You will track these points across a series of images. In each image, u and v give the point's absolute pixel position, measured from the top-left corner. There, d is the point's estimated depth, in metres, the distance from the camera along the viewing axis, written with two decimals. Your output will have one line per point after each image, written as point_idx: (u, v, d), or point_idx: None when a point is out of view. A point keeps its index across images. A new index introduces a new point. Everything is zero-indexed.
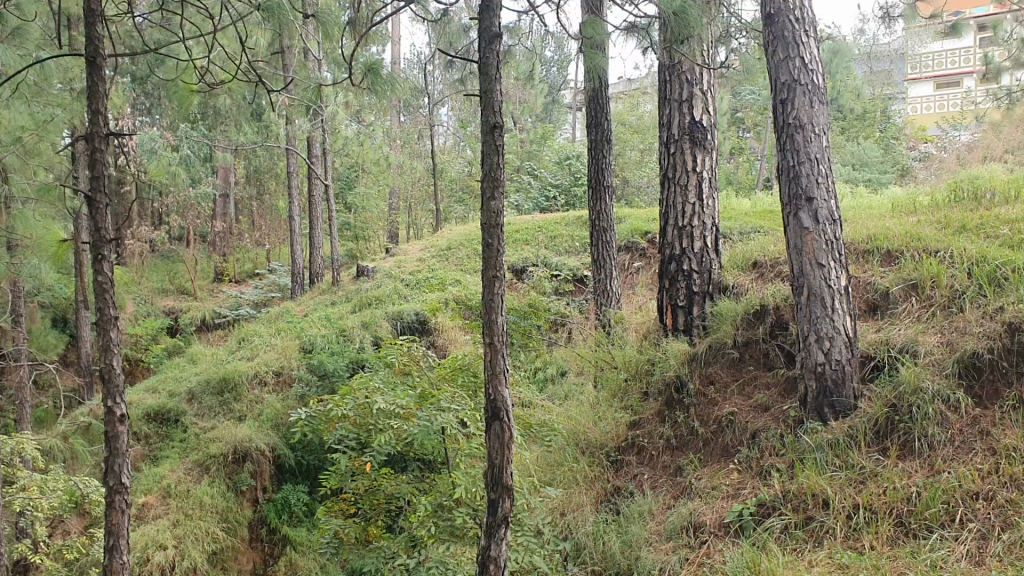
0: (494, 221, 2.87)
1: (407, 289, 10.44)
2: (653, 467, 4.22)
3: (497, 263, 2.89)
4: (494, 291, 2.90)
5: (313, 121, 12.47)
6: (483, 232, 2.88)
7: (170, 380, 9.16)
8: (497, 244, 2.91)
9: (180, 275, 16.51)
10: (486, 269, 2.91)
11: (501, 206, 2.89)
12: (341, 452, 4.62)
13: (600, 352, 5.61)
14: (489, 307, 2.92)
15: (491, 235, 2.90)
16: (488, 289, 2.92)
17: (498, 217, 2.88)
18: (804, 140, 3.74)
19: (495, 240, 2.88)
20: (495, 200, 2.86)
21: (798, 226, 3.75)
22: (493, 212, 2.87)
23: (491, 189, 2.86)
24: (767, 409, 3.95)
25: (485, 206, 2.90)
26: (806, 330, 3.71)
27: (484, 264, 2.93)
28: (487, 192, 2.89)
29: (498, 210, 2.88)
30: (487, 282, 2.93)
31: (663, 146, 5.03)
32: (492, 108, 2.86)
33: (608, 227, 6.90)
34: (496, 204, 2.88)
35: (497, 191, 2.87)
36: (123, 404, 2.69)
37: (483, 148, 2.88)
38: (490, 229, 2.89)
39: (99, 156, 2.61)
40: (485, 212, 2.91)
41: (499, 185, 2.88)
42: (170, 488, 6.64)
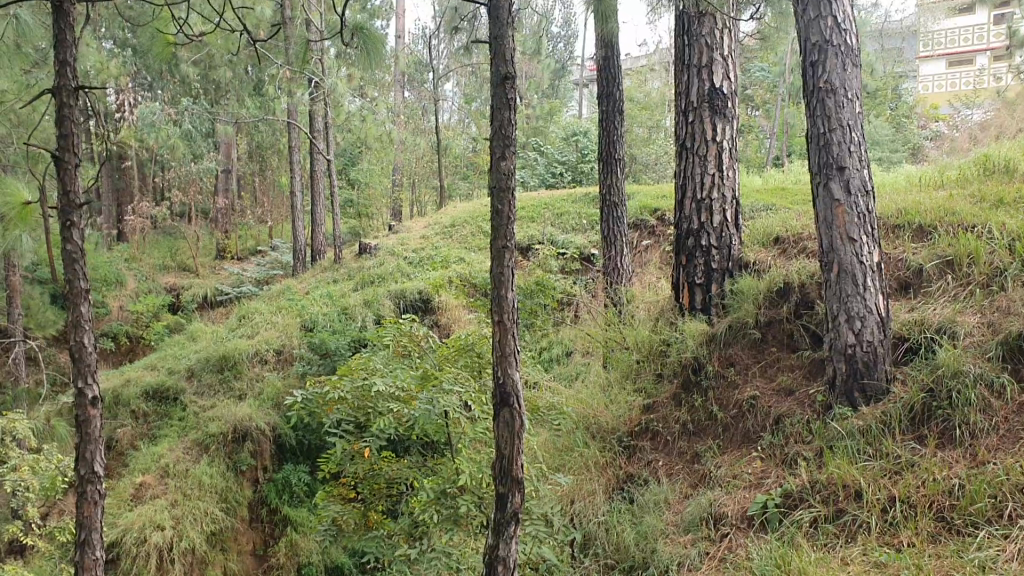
0: (505, 186, 2.64)
1: (410, 267, 10.22)
2: (668, 454, 3.99)
3: (508, 231, 2.64)
4: (504, 262, 2.66)
5: (314, 94, 12.25)
6: (492, 196, 2.65)
7: (169, 358, 8.96)
8: (507, 211, 2.67)
9: (181, 251, 16.29)
10: (495, 238, 2.67)
11: (513, 168, 2.64)
12: (338, 435, 4.39)
13: (611, 331, 5.38)
14: (496, 278, 2.68)
15: (501, 201, 2.67)
16: (496, 261, 2.68)
17: (509, 180, 2.64)
18: (836, 105, 3.47)
19: (506, 206, 2.64)
20: (505, 162, 2.63)
21: (828, 198, 3.50)
22: (503, 176, 2.62)
23: (501, 150, 2.62)
24: (791, 393, 3.72)
25: (494, 167, 2.66)
26: (836, 309, 3.47)
27: (493, 233, 2.69)
28: (497, 151, 2.65)
29: (508, 171, 2.64)
30: (496, 252, 2.69)
31: (681, 115, 4.77)
32: (504, 57, 2.61)
33: (619, 202, 6.63)
34: (507, 164, 2.63)
35: (508, 152, 2.63)
36: (95, 387, 2.49)
37: (493, 103, 2.64)
38: (500, 195, 2.65)
39: (67, 112, 2.39)
40: (495, 174, 2.67)
41: (510, 145, 2.64)
42: (169, 467, 6.45)
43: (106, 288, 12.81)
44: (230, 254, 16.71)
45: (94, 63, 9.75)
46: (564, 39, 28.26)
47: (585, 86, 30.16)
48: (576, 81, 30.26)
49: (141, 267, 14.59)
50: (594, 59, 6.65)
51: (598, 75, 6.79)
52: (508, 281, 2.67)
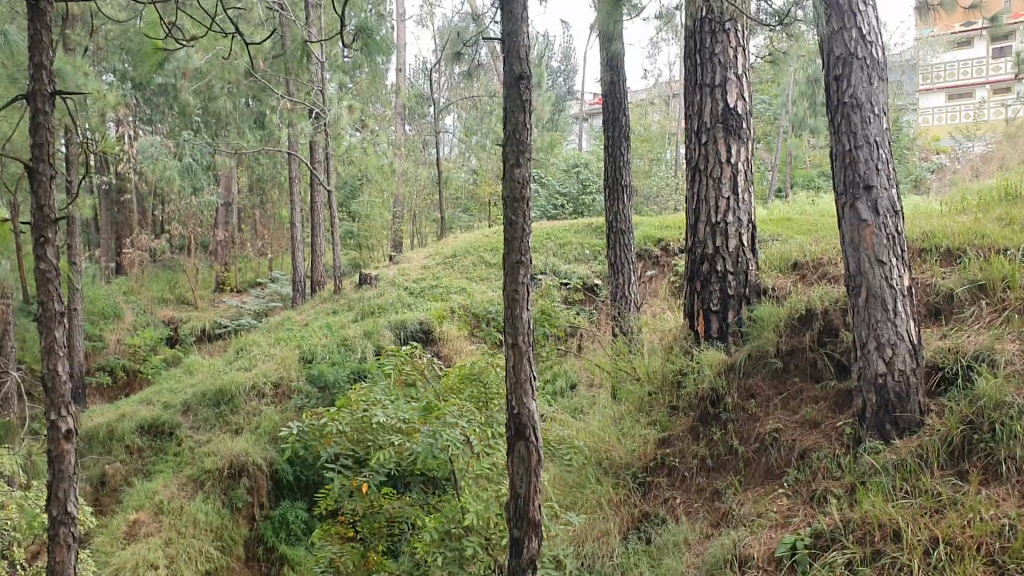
0: (521, 197, 2.61)
1: (411, 298, 10.04)
2: (686, 490, 3.77)
3: (522, 245, 2.60)
4: (518, 277, 2.61)
5: (315, 125, 12.19)
6: (506, 206, 2.61)
7: (165, 391, 8.76)
8: (521, 220, 2.63)
9: (180, 284, 16.12)
10: (510, 252, 2.62)
11: (527, 176, 2.62)
12: (336, 471, 4.17)
13: (620, 361, 5.18)
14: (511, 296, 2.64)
15: (515, 211, 2.62)
16: (511, 276, 2.63)
17: (524, 189, 2.62)
18: (861, 121, 3.30)
19: (520, 216, 2.60)
20: (518, 170, 2.60)
21: (854, 218, 3.31)
22: (517, 183, 2.59)
23: (514, 157, 2.59)
24: (816, 425, 3.51)
25: (507, 175, 2.63)
26: (864, 336, 3.27)
27: (507, 247, 2.64)
28: (511, 158, 2.61)
29: (523, 178, 2.61)
30: (509, 268, 2.64)
31: (694, 135, 4.59)
32: (517, 56, 2.59)
33: (627, 229, 6.46)
34: (521, 172, 2.61)
35: (521, 159, 2.60)
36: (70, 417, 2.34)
37: (506, 102, 2.61)
38: (516, 204, 2.62)
39: (42, 120, 2.26)
40: (509, 182, 2.64)
41: (523, 154, 2.61)
42: (163, 504, 6.23)
43: (103, 321, 12.63)
44: (230, 287, 16.53)
45: (94, 93, 9.66)
46: (563, 72, 28.35)
47: (585, 120, 30.18)
48: (575, 115, 30.27)
49: (139, 300, 14.42)
50: (600, 83, 6.54)
51: (604, 100, 6.67)
52: (523, 303, 2.63)
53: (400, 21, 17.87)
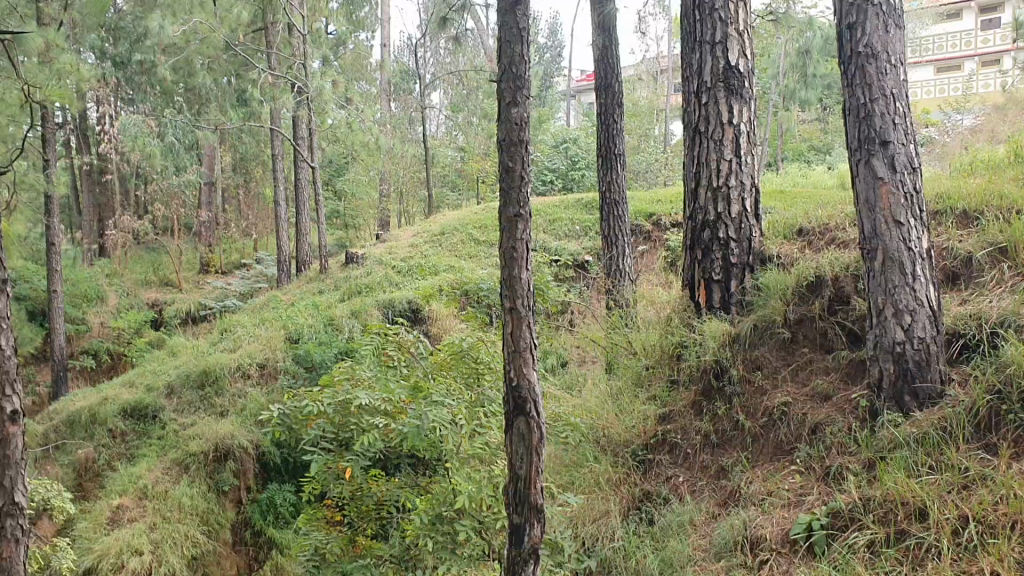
0: (520, 141, 2.58)
1: (399, 276, 9.81)
2: (689, 468, 3.58)
3: (521, 197, 2.58)
4: (515, 233, 2.58)
5: (298, 99, 11.92)
6: (503, 151, 2.58)
7: (148, 374, 8.53)
8: (519, 170, 2.60)
9: (164, 266, 15.83)
10: (507, 206, 2.59)
11: (524, 118, 2.59)
12: (318, 454, 3.95)
13: (615, 335, 4.97)
14: (510, 253, 2.60)
15: (513, 158, 2.60)
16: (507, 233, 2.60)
17: (523, 133, 2.59)
18: (877, 72, 3.08)
19: (518, 165, 2.58)
20: (516, 110, 2.56)
21: (869, 176, 3.10)
22: (515, 126, 2.56)
23: (511, 98, 2.55)
24: (828, 398, 3.32)
25: (504, 117, 2.59)
26: (880, 302, 3.06)
27: (503, 200, 2.60)
28: (508, 96, 2.57)
29: (520, 120, 2.58)
30: (507, 224, 2.61)
31: (693, 96, 4.36)
32: None
33: (620, 200, 6.24)
34: (518, 112, 2.57)
35: (519, 99, 2.57)
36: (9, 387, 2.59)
37: (502, 38, 2.58)
38: (513, 148, 2.59)
39: None
40: (506, 124, 2.61)
41: (520, 95, 2.57)
42: (147, 488, 6.03)
43: (86, 303, 12.38)
44: (215, 268, 16.26)
45: (68, 66, 9.40)
46: (550, 49, 28.04)
47: (574, 98, 29.86)
48: (563, 92, 29.93)
49: (122, 282, 14.14)
50: (595, 45, 6.33)
51: (595, 65, 6.42)
52: (520, 260, 2.59)
53: None
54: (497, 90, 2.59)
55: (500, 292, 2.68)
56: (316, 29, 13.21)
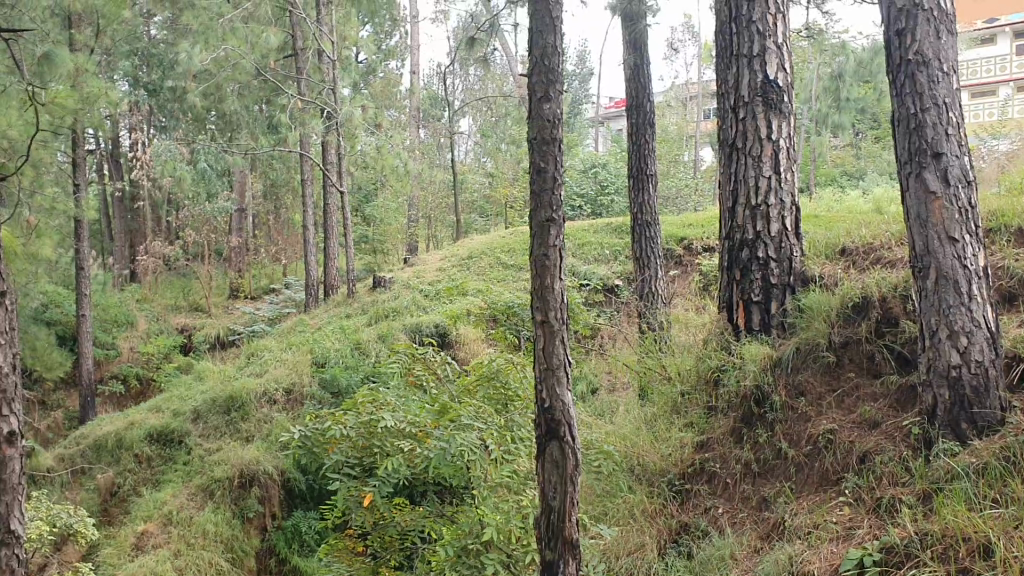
0: (553, 140, 2.77)
1: (426, 300, 9.71)
2: (729, 499, 3.40)
3: (553, 200, 2.76)
4: (548, 235, 2.75)
5: (327, 124, 11.92)
6: (537, 149, 2.77)
7: (175, 398, 8.47)
8: (551, 170, 2.78)
9: (194, 292, 15.86)
10: (540, 211, 2.77)
11: (557, 115, 2.77)
12: (340, 480, 3.79)
13: (648, 358, 4.81)
14: (543, 259, 2.76)
15: (545, 158, 2.78)
16: (540, 236, 2.77)
17: (557, 132, 2.77)
18: (928, 80, 2.91)
19: (550, 164, 2.76)
20: (548, 106, 2.76)
21: (920, 190, 2.93)
22: (548, 122, 2.75)
23: (544, 92, 2.75)
24: (877, 426, 3.14)
25: (538, 113, 2.79)
26: (933, 323, 2.88)
27: (537, 202, 2.77)
28: (541, 93, 2.77)
29: (553, 116, 2.76)
30: (540, 227, 2.78)
31: (730, 111, 4.23)
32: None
33: (653, 222, 6.06)
34: (551, 107, 2.76)
35: (551, 97, 2.76)
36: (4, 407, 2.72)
37: (537, 40, 2.79)
38: (545, 146, 2.77)
39: None
40: (540, 123, 2.80)
41: (552, 91, 2.77)
42: (171, 515, 5.94)
43: (116, 328, 12.39)
44: (244, 293, 16.26)
45: (97, 90, 9.46)
46: (578, 77, 28.05)
47: (603, 124, 29.81)
48: (592, 119, 29.84)
49: (152, 307, 14.16)
50: (626, 63, 6.22)
51: (627, 84, 6.30)
52: (553, 269, 2.76)
53: (414, 22, 17.60)
54: (533, 86, 2.80)
55: (534, 307, 2.82)
56: (345, 56, 13.24)
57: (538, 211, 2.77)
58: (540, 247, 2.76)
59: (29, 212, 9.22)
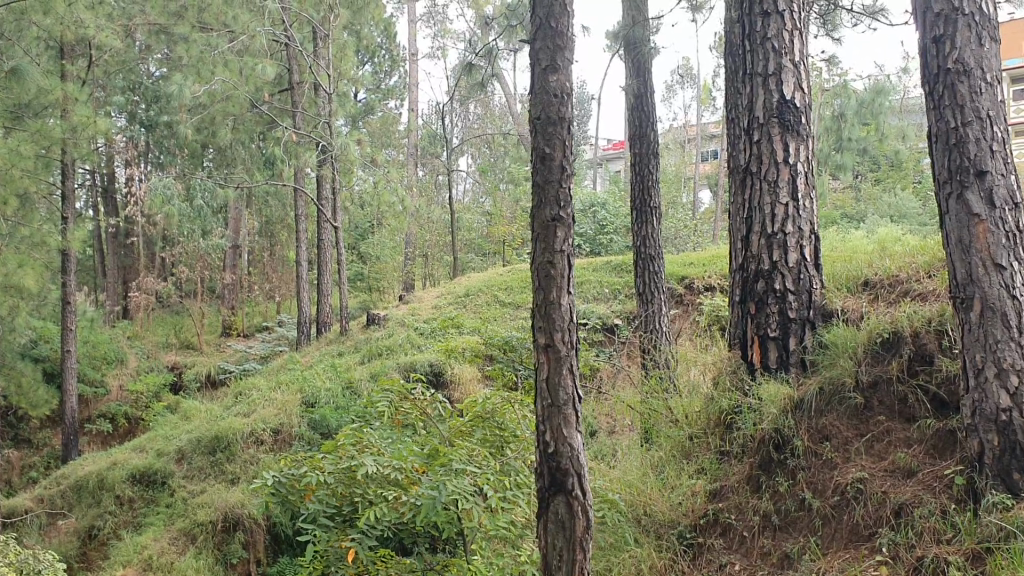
0: (559, 120, 2.64)
1: (422, 338, 9.39)
2: (747, 553, 3.07)
3: (560, 197, 2.61)
4: (554, 236, 2.60)
5: (322, 157, 11.67)
6: (543, 132, 2.62)
7: (160, 438, 8.14)
8: (558, 154, 2.64)
9: (186, 329, 15.53)
10: (545, 208, 2.61)
11: (565, 88, 2.64)
12: (317, 531, 3.41)
13: (651, 398, 4.50)
14: (547, 267, 2.60)
15: (550, 141, 2.63)
16: (544, 236, 2.62)
17: (564, 112, 2.65)
18: (970, 91, 2.64)
19: (554, 148, 2.62)
20: (553, 78, 2.64)
21: (962, 213, 2.64)
22: (554, 96, 2.62)
23: (549, 61, 2.64)
24: (913, 475, 2.83)
25: (542, 87, 2.65)
26: (978, 359, 2.57)
27: (543, 190, 2.62)
28: (547, 62, 2.64)
29: (559, 88, 2.64)
30: (544, 227, 2.62)
31: (743, 133, 3.97)
32: None
33: (656, 256, 5.82)
34: (557, 79, 2.64)
35: (557, 69, 2.64)
36: None
37: (541, 16, 2.67)
38: (550, 128, 2.64)
39: None
40: (545, 100, 2.66)
41: (558, 61, 2.66)
42: (151, 560, 5.59)
43: (105, 365, 12.03)
44: (237, 331, 15.94)
45: (87, 119, 9.16)
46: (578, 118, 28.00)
47: (601, 164, 29.70)
48: (591, 159, 29.72)
49: (142, 345, 13.84)
50: (630, 89, 6.01)
51: (630, 112, 6.08)
52: (558, 281, 2.59)
53: (413, 60, 17.47)
54: (537, 56, 2.67)
55: (536, 329, 2.66)
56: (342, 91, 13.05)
57: (543, 209, 2.62)
58: (545, 253, 2.60)
59: (11, 244, 8.92)
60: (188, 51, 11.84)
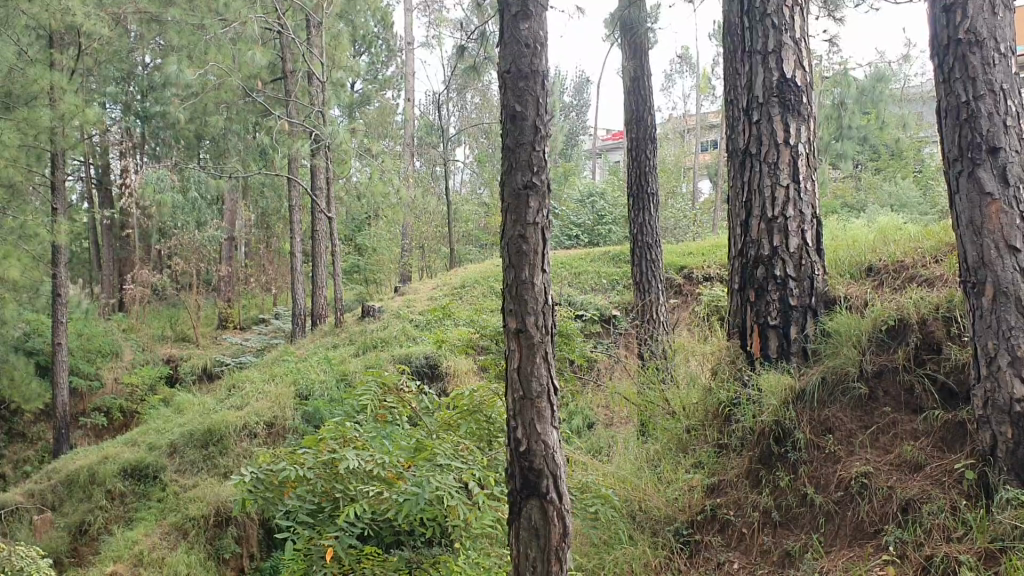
0: (530, 73, 2.49)
1: (417, 330, 9.25)
2: (746, 551, 2.93)
3: (533, 159, 2.46)
4: (526, 207, 2.45)
5: (315, 147, 11.49)
6: (514, 88, 2.48)
7: (152, 432, 8.01)
8: (530, 114, 2.49)
9: (182, 321, 15.38)
10: (519, 172, 2.46)
11: (537, 37, 2.49)
12: (295, 530, 3.26)
13: (648, 389, 4.36)
14: (518, 241, 2.45)
15: (521, 97, 2.48)
16: (516, 206, 2.47)
17: (535, 64, 2.49)
18: (982, 63, 2.50)
19: (525, 104, 2.47)
20: (524, 26, 2.48)
21: (973, 192, 2.50)
22: (525, 46, 2.47)
23: (520, 8, 2.48)
24: (920, 469, 2.69)
25: (512, 36, 2.50)
26: (991, 347, 2.42)
27: (513, 149, 2.48)
28: (516, 11, 2.49)
29: (530, 38, 2.49)
30: (515, 195, 2.47)
31: (742, 114, 3.82)
32: None
33: (654, 243, 5.67)
34: (528, 27, 2.48)
35: (527, 16, 2.49)
36: None
37: None
38: (521, 82, 2.49)
39: None
40: (514, 50, 2.50)
41: (530, 7, 2.50)
42: (142, 555, 5.46)
43: (100, 358, 11.87)
44: (233, 323, 15.78)
45: (74, 106, 8.84)
46: (576, 108, 27.81)
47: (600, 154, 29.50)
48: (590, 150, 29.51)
49: (138, 337, 13.69)
50: (624, 72, 5.86)
51: (625, 96, 5.92)
52: (530, 258, 2.44)
53: (408, 50, 17.28)
54: (507, 3, 2.52)
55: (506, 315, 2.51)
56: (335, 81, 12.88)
57: (514, 175, 2.47)
58: (516, 227, 2.45)
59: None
60: (179, 36, 11.65)
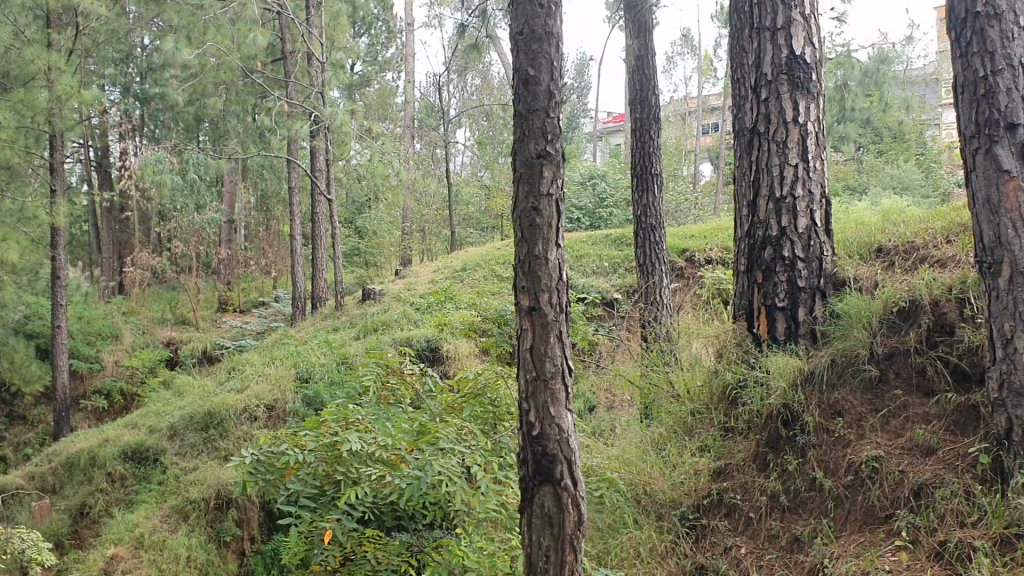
0: (544, 36, 2.42)
1: (417, 313, 9.19)
2: (753, 535, 2.88)
3: (547, 126, 2.40)
4: (539, 177, 2.39)
5: (315, 129, 11.39)
6: (527, 51, 2.41)
7: (151, 414, 7.96)
8: (544, 79, 2.42)
9: (182, 304, 15.32)
10: (531, 139, 2.40)
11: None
12: (298, 513, 3.22)
13: (652, 372, 4.31)
14: (531, 214, 2.39)
15: (534, 61, 2.42)
16: (528, 177, 2.41)
17: (549, 26, 2.43)
18: (1002, 36, 2.44)
19: (538, 69, 2.41)
20: None
21: (990, 169, 2.44)
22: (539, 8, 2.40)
23: None
24: (933, 453, 2.64)
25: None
26: (1007, 328, 2.37)
27: (526, 114, 2.41)
28: None
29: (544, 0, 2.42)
30: (527, 165, 2.41)
31: (750, 92, 3.75)
32: None
33: (658, 225, 5.61)
34: None
35: None
36: None
37: None
38: (534, 45, 2.42)
39: None
40: (528, 13, 2.43)
41: None
42: (142, 538, 5.42)
43: (100, 341, 11.82)
44: (233, 306, 15.72)
45: (72, 87, 8.75)
46: (577, 91, 27.64)
47: (600, 137, 29.34)
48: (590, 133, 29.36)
49: (137, 321, 13.64)
50: (629, 51, 5.78)
51: (630, 76, 5.84)
52: (543, 232, 2.38)
53: (408, 31, 17.14)
54: None
55: (520, 294, 2.46)
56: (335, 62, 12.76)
57: (527, 144, 2.40)
58: (529, 198, 2.40)
59: None
60: (178, 17, 11.52)
